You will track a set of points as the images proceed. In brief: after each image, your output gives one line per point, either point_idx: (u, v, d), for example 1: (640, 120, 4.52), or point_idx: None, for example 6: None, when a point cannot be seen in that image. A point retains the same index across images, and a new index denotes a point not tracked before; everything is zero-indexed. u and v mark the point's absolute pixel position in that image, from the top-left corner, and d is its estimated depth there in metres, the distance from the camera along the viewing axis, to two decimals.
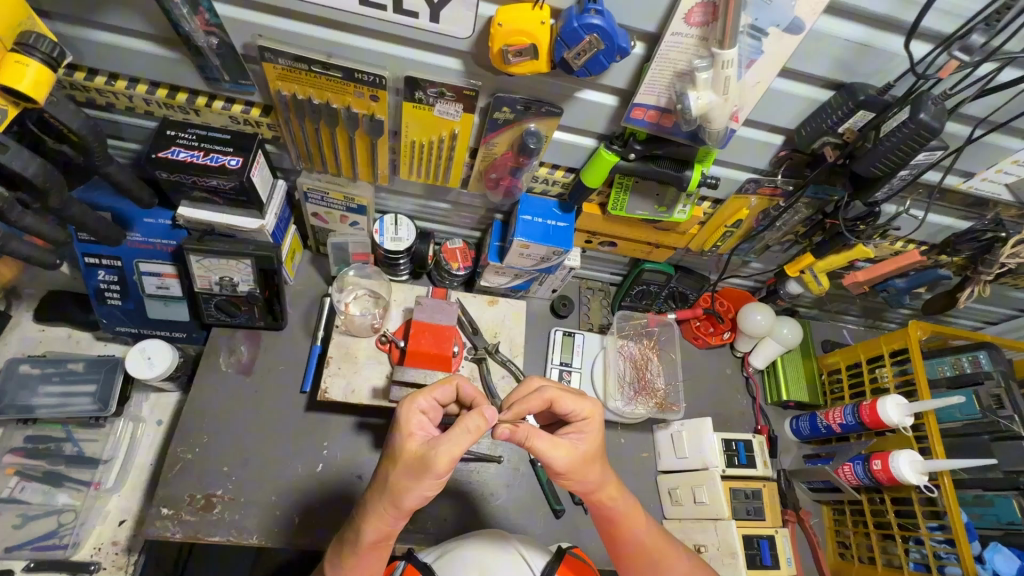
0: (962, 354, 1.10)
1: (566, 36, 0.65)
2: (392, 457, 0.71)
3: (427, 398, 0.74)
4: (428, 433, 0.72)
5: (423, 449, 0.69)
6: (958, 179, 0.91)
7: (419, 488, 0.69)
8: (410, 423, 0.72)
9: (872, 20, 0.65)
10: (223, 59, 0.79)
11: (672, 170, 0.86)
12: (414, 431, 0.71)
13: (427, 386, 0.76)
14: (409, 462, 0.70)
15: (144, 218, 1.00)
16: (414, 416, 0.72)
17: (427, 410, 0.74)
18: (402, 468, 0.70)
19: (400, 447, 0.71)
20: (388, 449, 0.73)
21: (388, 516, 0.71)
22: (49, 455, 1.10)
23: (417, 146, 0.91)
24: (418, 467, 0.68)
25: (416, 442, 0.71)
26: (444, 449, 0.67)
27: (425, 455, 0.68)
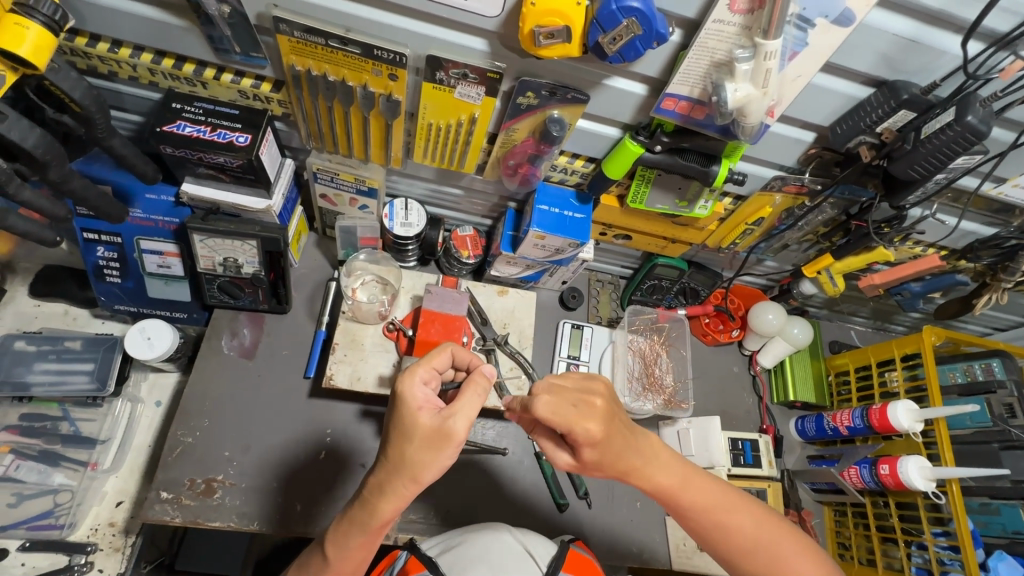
0: (975, 362, 1.09)
1: (603, 18, 0.62)
2: (403, 433, 0.64)
3: (426, 369, 0.70)
4: (437, 404, 0.67)
5: (438, 419, 0.64)
6: (990, 185, 0.88)
7: (440, 461, 0.64)
8: (416, 396, 0.66)
9: (923, 15, 0.62)
10: (235, 29, 0.74)
11: (698, 165, 0.83)
12: (422, 403, 0.66)
13: (421, 360, 0.71)
14: (426, 436, 0.64)
15: (146, 194, 0.96)
16: (417, 387, 0.67)
17: (429, 380, 0.70)
18: (419, 442, 0.64)
19: (411, 421, 0.64)
20: (394, 426, 0.66)
21: (406, 493, 0.65)
22: (45, 433, 1.08)
23: (434, 129, 0.87)
24: (436, 440, 0.63)
25: (427, 416, 0.65)
26: (464, 415, 0.64)
27: (443, 425, 0.64)
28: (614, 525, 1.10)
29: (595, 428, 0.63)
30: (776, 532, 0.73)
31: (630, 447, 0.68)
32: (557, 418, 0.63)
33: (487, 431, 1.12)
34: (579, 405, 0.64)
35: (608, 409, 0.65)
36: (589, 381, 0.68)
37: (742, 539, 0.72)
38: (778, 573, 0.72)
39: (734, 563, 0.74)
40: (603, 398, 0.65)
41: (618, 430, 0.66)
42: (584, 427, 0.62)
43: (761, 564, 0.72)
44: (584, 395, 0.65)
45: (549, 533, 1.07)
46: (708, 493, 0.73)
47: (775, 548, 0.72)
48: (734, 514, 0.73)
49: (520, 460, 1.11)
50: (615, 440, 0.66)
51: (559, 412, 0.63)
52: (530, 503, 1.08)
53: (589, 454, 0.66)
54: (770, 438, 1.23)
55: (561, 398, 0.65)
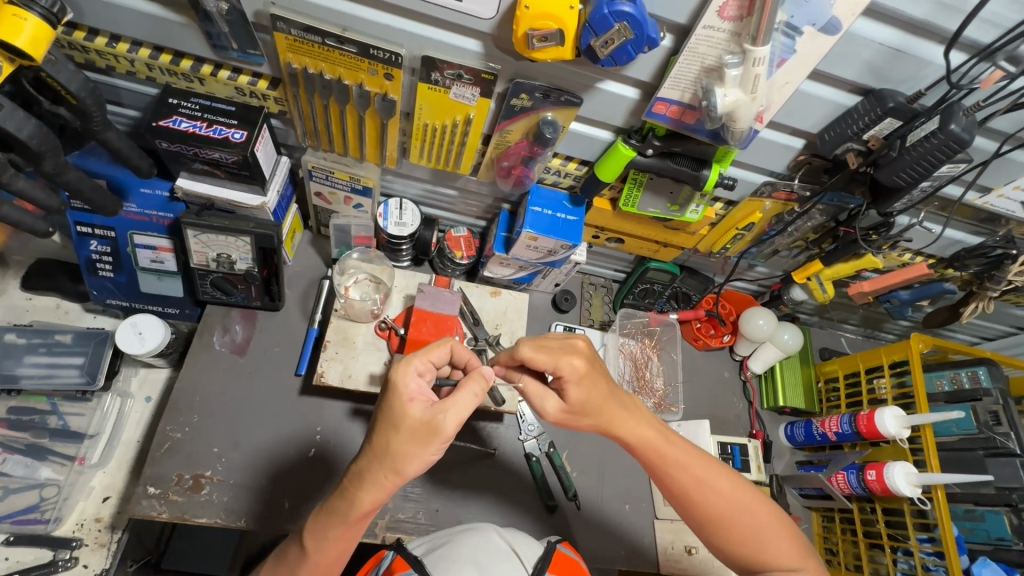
0: (961, 369, 1.11)
1: (595, 22, 0.63)
2: (392, 423, 0.66)
3: (423, 360, 0.72)
4: (429, 398, 0.69)
5: (429, 414, 0.66)
6: (976, 195, 0.90)
7: (423, 454, 0.66)
8: (409, 387, 0.68)
9: (908, 25, 0.64)
10: (233, 26, 0.75)
11: (689, 169, 0.84)
12: (416, 395, 0.68)
13: (420, 350, 0.72)
14: (415, 428, 0.65)
15: (140, 189, 0.96)
16: (411, 378, 0.68)
17: (423, 372, 0.71)
18: (406, 434, 0.65)
19: (401, 412, 0.66)
20: (383, 415, 0.67)
21: (388, 485, 0.67)
22: (33, 427, 1.07)
23: (429, 129, 0.88)
24: (423, 433, 0.65)
25: (418, 407, 0.67)
26: (455, 413, 0.67)
27: (433, 419, 0.66)
28: (602, 528, 1.10)
29: (579, 365, 0.77)
30: (750, 498, 0.79)
31: (608, 396, 0.79)
32: (543, 356, 0.76)
33: (478, 431, 1.12)
34: (564, 346, 0.79)
35: (590, 354, 0.79)
36: (575, 334, 0.82)
37: (715, 496, 0.77)
38: (748, 537, 0.77)
39: (711, 526, 0.78)
40: (586, 341, 0.81)
41: (597, 374, 0.78)
42: (570, 362, 0.76)
43: (734, 524, 0.77)
44: (569, 339, 0.80)
45: (538, 534, 1.07)
46: (685, 450, 0.79)
47: (749, 513, 0.78)
48: (712, 474, 0.79)
49: (509, 460, 1.11)
50: (594, 381, 0.78)
51: (549, 352, 0.77)
52: (520, 503, 1.08)
53: (572, 389, 0.77)
54: (759, 443, 1.23)
55: (548, 345, 0.79)
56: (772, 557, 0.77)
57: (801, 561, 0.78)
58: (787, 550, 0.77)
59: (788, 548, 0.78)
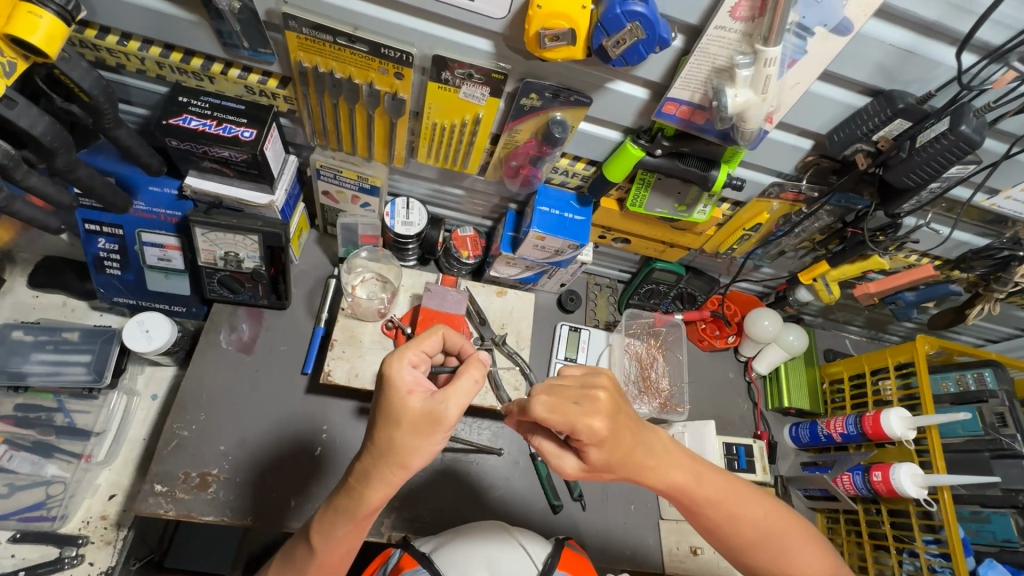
0: (967, 371, 1.11)
1: (607, 22, 0.63)
2: (392, 418, 0.64)
3: (416, 350, 0.69)
4: (427, 387, 0.67)
5: (430, 405, 0.64)
6: (983, 196, 0.90)
7: (427, 446, 0.65)
8: (406, 379, 0.66)
9: (919, 26, 0.64)
10: (245, 25, 0.75)
11: (698, 169, 0.84)
12: (413, 386, 0.65)
13: (411, 341, 0.70)
14: (416, 421, 0.64)
15: (149, 187, 0.97)
16: (407, 371, 0.66)
17: (418, 363, 0.69)
18: (408, 428, 0.64)
19: (400, 405, 0.64)
20: (382, 411, 0.66)
21: (394, 480, 0.67)
22: (40, 424, 1.07)
23: (438, 128, 0.88)
24: (425, 425, 0.64)
25: (418, 400, 0.65)
26: (456, 401, 0.65)
27: (434, 410, 0.64)
28: (607, 527, 1.10)
29: (600, 427, 0.61)
30: (782, 519, 0.76)
31: (632, 444, 0.66)
32: (557, 418, 0.61)
33: (484, 430, 1.12)
34: (581, 402, 0.62)
35: (612, 407, 0.63)
36: (595, 378, 0.66)
37: (749, 529, 0.74)
38: (786, 560, 0.75)
39: (746, 554, 0.75)
40: (607, 395, 0.63)
41: (623, 429, 0.64)
42: (588, 424, 0.61)
43: (772, 548, 0.74)
44: (586, 395, 0.62)
45: (543, 534, 1.07)
46: (716, 485, 0.73)
47: (783, 535, 0.75)
48: (744, 505, 0.74)
49: (514, 460, 1.11)
50: (618, 438, 0.64)
51: (561, 411, 0.61)
52: (526, 503, 1.08)
53: (593, 452, 0.64)
54: (764, 444, 1.23)
55: (562, 396, 0.64)
56: (810, 573, 0.75)
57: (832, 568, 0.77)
58: (821, 560, 0.76)
59: (819, 560, 0.76)
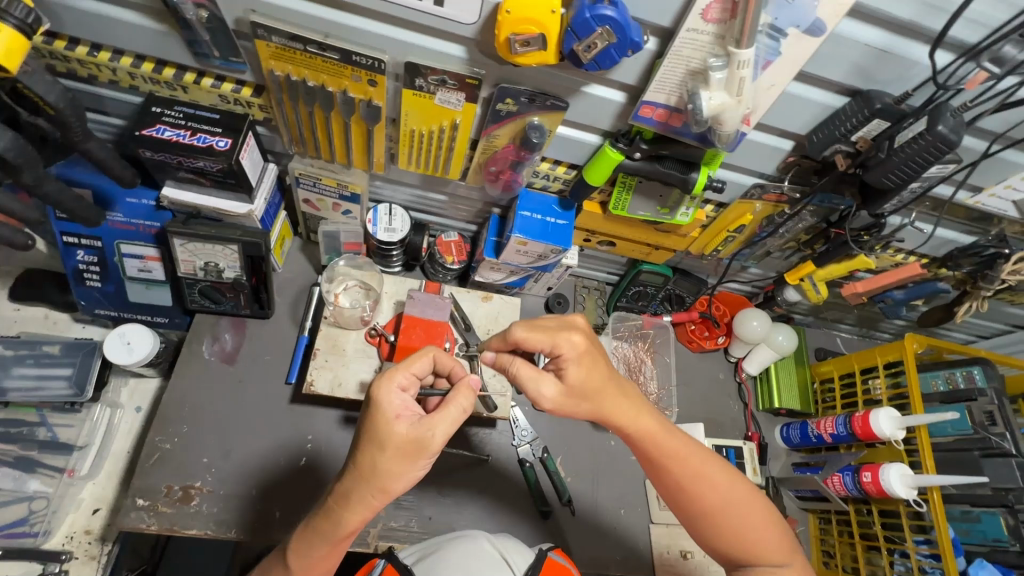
0: (956, 369, 1.10)
1: (577, 26, 0.62)
2: (376, 443, 0.64)
3: (405, 374, 0.69)
4: (414, 413, 0.67)
5: (416, 431, 0.64)
6: (967, 194, 0.89)
7: (411, 472, 0.65)
8: (393, 404, 0.66)
9: (893, 25, 0.63)
10: (214, 33, 0.74)
11: (677, 171, 0.83)
12: (401, 411, 0.66)
13: (401, 363, 0.70)
14: (401, 446, 0.64)
15: (126, 198, 0.96)
16: (396, 396, 0.66)
17: (406, 387, 0.69)
18: (394, 453, 0.64)
19: (387, 430, 0.64)
20: (366, 434, 0.65)
21: (373, 503, 0.66)
22: (22, 439, 1.06)
23: (416, 134, 0.87)
24: (412, 450, 0.64)
25: (405, 424, 0.65)
26: (443, 428, 0.65)
27: (421, 436, 0.64)
28: (596, 533, 1.09)
29: (577, 341, 0.75)
30: (745, 493, 0.79)
31: (606, 379, 0.77)
32: (539, 335, 0.74)
33: (471, 437, 1.11)
34: (559, 324, 0.77)
35: (588, 333, 0.78)
36: (569, 314, 0.81)
37: (710, 491, 0.78)
38: (742, 529, 0.77)
39: (704, 520, 0.79)
40: (582, 320, 0.80)
41: (596, 354, 0.77)
42: (569, 339, 0.75)
43: (728, 522, 0.77)
44: (564, 318, 0.79)
45: (531, 540, 1.06)
46: (681, 441, 0.79)
47: (742, 507, 0.78)
48: (707, 465, 0.79)
49: (502, 467, 1.10)
50: (593, 361, 0.77)
51: (545, 330, 0.75)
52: (513, 511, 1.07)
53: (571, 367, 0.75)
54: (754, 445, 1.23)
55: (542, 326, 0.77)
56: (768, 556, 0.77)
57: (799, 569, 0.79)
58: (780, 551, 0.78)
59: (778, 542, 0.78)
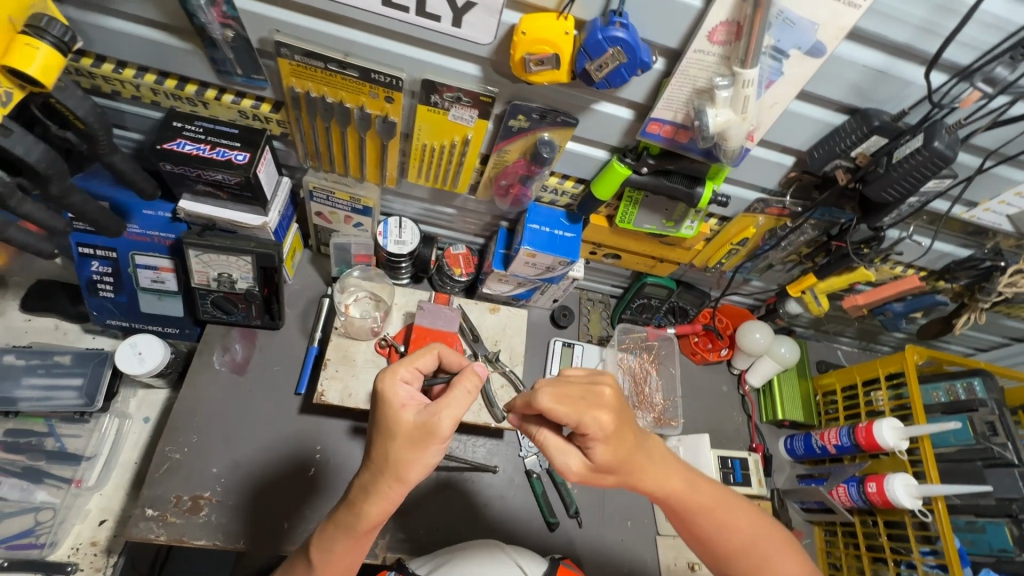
0: (957, 381, 1.12)
1: (590, 47, 0.65)
2: (386, 433, 0.65)
3: (408, 368, 0.71)
4: (421, 402, 0.68)
5: (423, 417, 0.64)
6: (962, 209, 0.92)
7: (424, 458, 0.65)
8: (399, 395, 0.67)
9: (889, 48, 0.66)
10: (238, 52, 0.77)
11: (683, 186, 0.86)
12: (405, 401, 0.67)
13: (404, 359, 0.73)
14: (410, 433, 0.64)
15: (143, 210, 0.98)
16: (400, 387, 0.68)
17: (411, 381, 0.71)
18: (402, 440, 0.64)
19: (394, 420, 0.65)
20: (377, 425, 0.67)
21: (392, 493, 0.66)
22: (30, 449, 1.06)
23: (429, 149, 0.90)
24: (419, 437, 0.64)
25: (412, 412, 0.65)
26: (450, 412, 0.64)
27: (426, 421, 0.64)
28: (604, 545, 1.10)
29: (606, 420, 0.66)
30: (766, 530, 0.78)
31: (634, 449, 0.70)
32: (566, 410, 0.64)
33: (478, 448, 1.11)
34: (588, 397, 0.67)
35: (618, 404, 0.68)
36: (598, 380, 0.70)
37: (737, 539, 0.76)
38: (769, 570, 0.76)
39: (732, 563, 0.77)
40: (611, 391, 0.68)
41: (625, 428, 0.68)
42: (597, 418, 0.65)
43: (755, 565, 0.76)
44: (591, 389, 0.68)
45: (539, 552, 1.06)
46: (709, 493, 0.76)
47: (767, 546, 0.77)
48: (732, 514, 0.77)
49: (509, 478, 1.11)
50: (621, 438, 0.68)
51: (570, 404, 0.65)
52: (520, 522, 1.07)
53: (598, 447, 0.67)
54: (759, 457, 1.24)
55: (567, 395, 0.67)
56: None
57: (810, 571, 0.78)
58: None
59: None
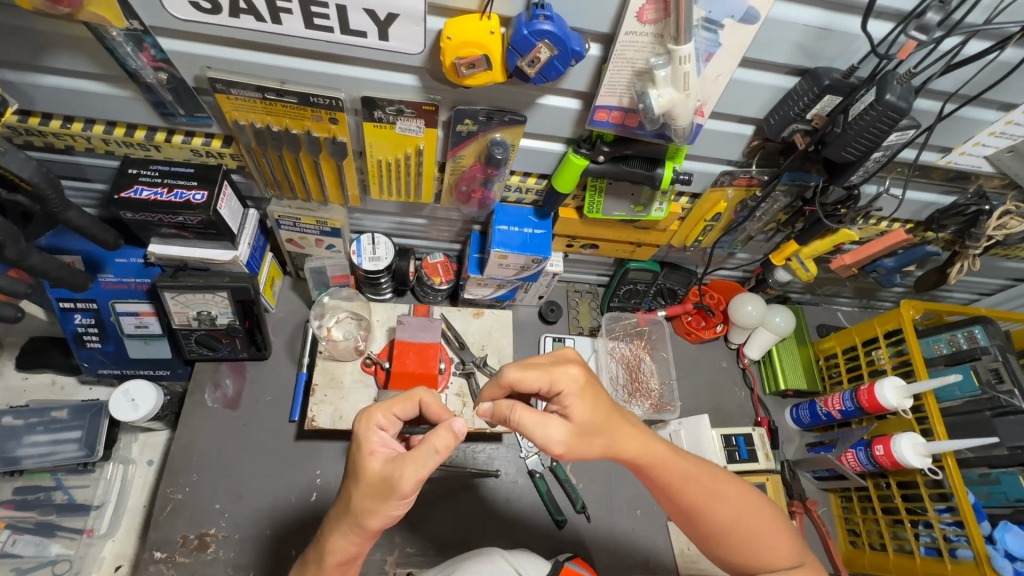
0: (957, 331, 1.08)
1: (517, 43, 0.63)
2: (354, 476, 0.65)
3: (386, 413, 0.69)
4: (393, 448, 0.66)
5: (387, 468, 0.63)
6: (937, 155, 0.89)
7: (384, 510, 0.64)
8: (371, 441, 0.66)
9: (828, 3, 0.64)
10: (177, 94, 0.78)
11: (643, 169, 0.84)
12: (375, 449, 0.65)
13: (383, 402, 0.70)
14: (373, 482, 0.63)
15: (115, 259, 0.98)
16: (375, 433, 0.67)
17: (387, 426, 0.68)
18: (367, 489, 0.64)
19: (361, 466, 0.65)
20: (349, 470, 0.67)
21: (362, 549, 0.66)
22: (40, 505, 1.08)
23: (384, 165, 0.89)
24: (381, 490, 0.63)
25: (381, 458, 0.65)
26: (411, 472, 0.62)
27: (389, 475, 0.63)
28: (615, 537, 1.09)
29: (576, 373, 0.72)
30: (755, 507, 0.77)
31: (610, 411, 0.73)
32: (535, 372, 0.70)
33: (478, 454, 1.11)
34: (553, 362, 0.73)
35: (587, 373, 0.73)
36: (563, 351, 0.78)
37: (727, 512, 0.75)
38: (757, 545, 0.75)
39: (723, 542, 0.76)
40: (574, 352, 0.77)
41: (596, 386, 0.73)
42: (566, 373, 0.71)
43: (743, 537, 0.76)
44: (557, 353, 0.76)
45: (549, 551, 1.06)
46: (693, 464, 0.77)
47: (755, 521, 0.76)
48: (720, 483, 0.77)
49: (512, 481, 1.10)
50: (595, 395, 0.73)
51: (541, 369, 0.71)
52: (526, 524, 1.07)
53: (575, 404, 0.70)
54: (764, 430, 1.21)
55: (535, 364, 0.73)
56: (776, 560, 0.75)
57: (800, 564, 0.76)
58: (784, 553, 0.76)
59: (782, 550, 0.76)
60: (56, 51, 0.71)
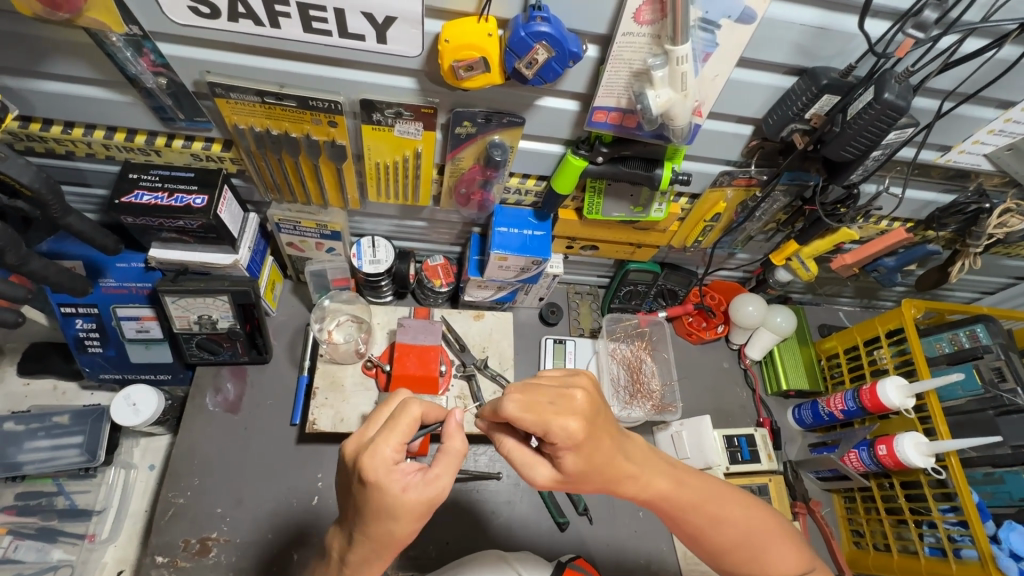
0: (959, 329, 1.08)
1: (515, 45, 0.63)
2: (387, 514, 0.60)
3: (392, 446, 0.61)
4: (416, 471, 0.62)
5: (428, 493, 0.61)
6: (936, 154, 0.89)
7: (423, 525, 0.63)
8: (394, 475, 0.60)
9: (824, 2, 0.64)
10: (176, 98, 0.78)
11: (642, 170, 0.84)
12: (400, 483, 0.60)
13: (387, 430, 0.62)
14: (415, 512, 0.60)
15: (116, 264, 0.98)
16: (393, 466, 0.60)
17: (398, 452, 0.62)
18: (406, 519, 0.60)
19: (393, 503, 0.60)
20: (373, 510, 0.60)
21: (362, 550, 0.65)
22: (42, 510, 1.08)
23: (384, 167, 0.89)
24: (424, 511, 0.61)
25: (415, 490, 0.61)
26: (448, 477, 0.63)
27: (432, 496, 0.61)
28: (618, 539, 1.09)
29: (575, 427, 0.61)
30: (759, 523, 0.76)
31: (609, 453, 0.65)
32: (532, 419, 0.60)
33: (479, 457, 1.11)
34: (556, 402, 0.62)
35: (591, 409, 0.63)
36: (569, 385, 0.65)
37: (732, 529, 0.74)
38: (761, 556, 0.75)
39: (726, 556, 0.76)
40: (583, 394, 0.63)
41: (597, 433, 0.63)
42: (564, 427, 0.60)
43: (746, 552, 0.75)
44: (562, 394, 0.63)
45: (551, 554, 1.06)
46: (698, 489, 0.74)
47: (760, 534, 0.76)
48: (725, 506, 0.75)
49: (514, 483, 1.10)
50: (595, 443, 0.64)
51: (538, 412, 0.61)
52: (528, 526, 1.07)
53: (569, 457, 0.63)
54: (766, 430, 1.21)
55: (537, 401, 0.63)
56: (781, 571, 0.76)
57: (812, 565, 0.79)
58: (794, 561, 0.77)
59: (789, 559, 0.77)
60: (57, 56, 0.72)
